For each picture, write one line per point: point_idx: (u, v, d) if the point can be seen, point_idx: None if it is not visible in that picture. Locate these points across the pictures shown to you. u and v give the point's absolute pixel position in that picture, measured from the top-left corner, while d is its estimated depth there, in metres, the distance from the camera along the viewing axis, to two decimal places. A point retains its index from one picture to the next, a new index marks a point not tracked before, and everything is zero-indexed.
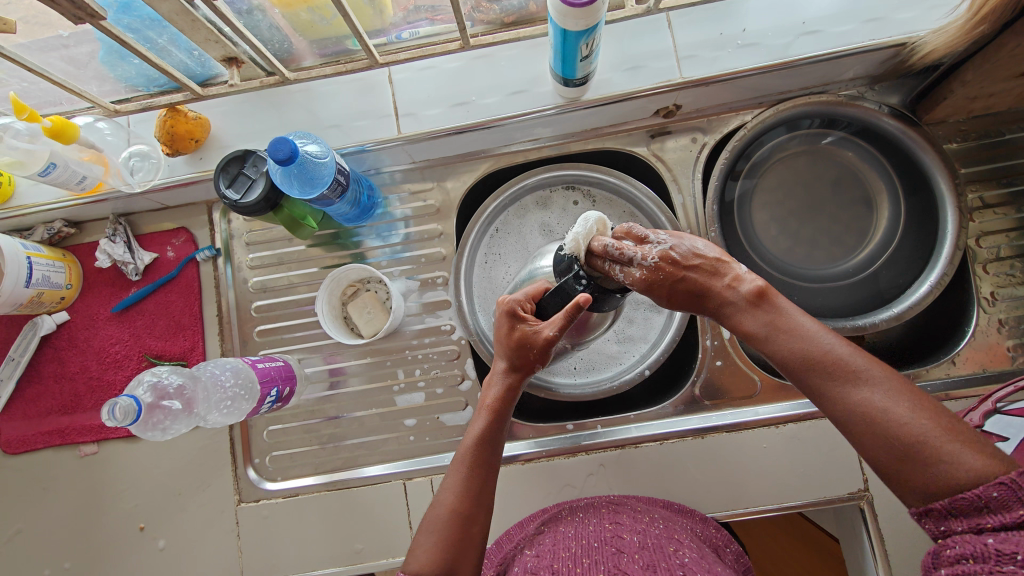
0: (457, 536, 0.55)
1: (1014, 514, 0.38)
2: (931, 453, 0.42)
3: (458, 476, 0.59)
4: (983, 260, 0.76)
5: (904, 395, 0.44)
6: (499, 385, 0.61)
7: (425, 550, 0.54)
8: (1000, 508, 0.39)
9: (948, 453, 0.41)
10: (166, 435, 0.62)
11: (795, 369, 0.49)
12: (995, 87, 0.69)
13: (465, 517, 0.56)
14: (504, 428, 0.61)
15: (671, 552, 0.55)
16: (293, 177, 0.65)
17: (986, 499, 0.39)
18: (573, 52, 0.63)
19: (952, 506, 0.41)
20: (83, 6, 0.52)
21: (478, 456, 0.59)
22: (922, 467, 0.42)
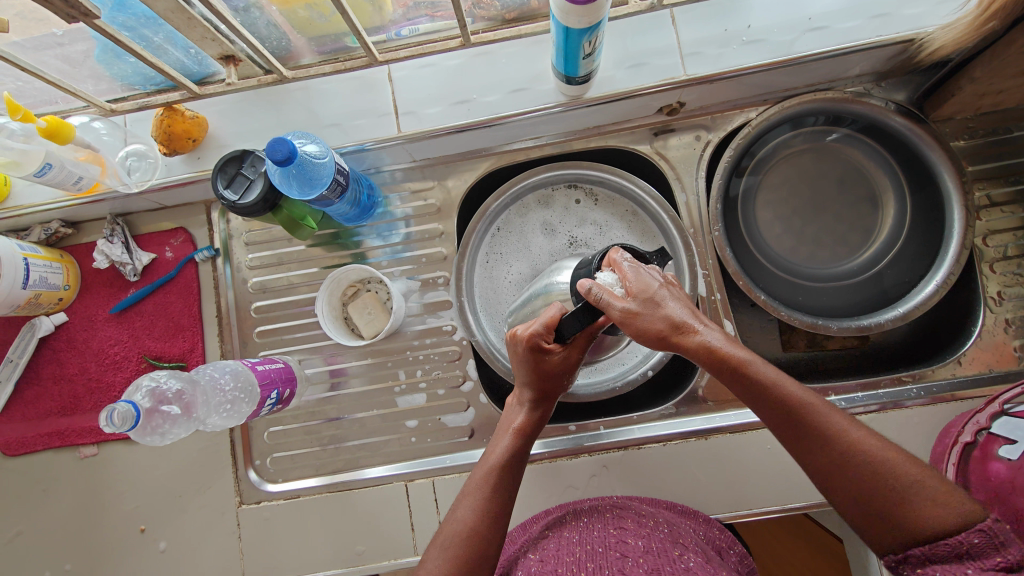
0: (475, 553, 0.54)
1: (993, 560, 0.41)
2: (914, 500, 0.46)
3: (477, 493, 0.58)
4: (989, 259, 0.75)
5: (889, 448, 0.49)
6: (523, 412, 0.63)
7: (440, 564, 0.54)
8: (980, 555, 0.42)
9: (930, 500, 0.45)
10: (165, 439, 0.61)
11: (794, 414, 0.50)
12: (1004, 84, 0.68)
13: (480, 530, 0.56)
14: (527, 452, 0.63)
15: (676, 556, 0.54)
16: (292, 178, 0.64)
17: (967, 545, 0.43)
18: (576, 49, 0.62)
19: (932, 552, 0.44)
20: (75, 4, 0.51)
21: (502, 476, 0.59)
22: (904, 514, 0.46)
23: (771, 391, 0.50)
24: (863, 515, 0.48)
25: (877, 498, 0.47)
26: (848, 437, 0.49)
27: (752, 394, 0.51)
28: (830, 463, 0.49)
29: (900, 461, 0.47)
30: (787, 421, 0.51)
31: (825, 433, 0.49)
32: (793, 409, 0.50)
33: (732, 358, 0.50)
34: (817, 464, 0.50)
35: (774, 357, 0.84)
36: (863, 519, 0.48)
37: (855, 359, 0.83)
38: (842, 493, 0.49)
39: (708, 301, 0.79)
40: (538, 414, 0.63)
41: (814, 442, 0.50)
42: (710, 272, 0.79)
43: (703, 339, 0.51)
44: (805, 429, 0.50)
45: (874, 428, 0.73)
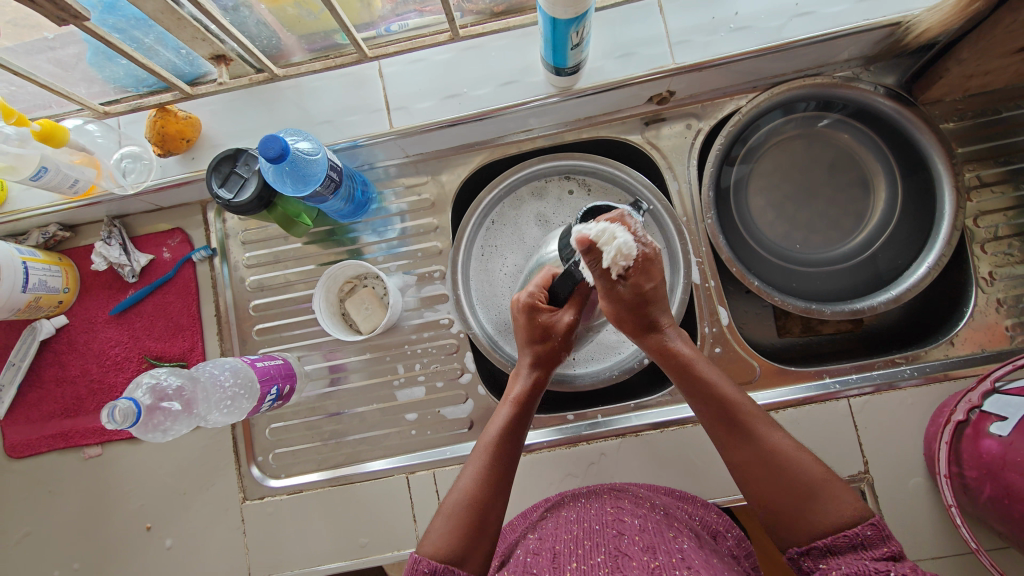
0: (474, 520, 0.56)
1: (882, 550, 0.47)
2: (818, 495, 0.52)
3: (477, 464, 0.60)
4: (981, 239, 0.76)
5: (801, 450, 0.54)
6: (524, 380, 0.64)
7: (441, 533, 0.55)
8: (872, 545, 0.48)
9: (833, 496, 0.51)
10: (167, 436, 0.63)
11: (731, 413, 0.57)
12: (992, 64, 0.68)
13: (480, 503, 0.57)
14: (528, 419, 0.63)
15: (671, 536, 0.55)
16: (285, 175, 0.65)
17: (861, 536, 0.48)
18: (564, 40, 0.62)
19: (832, 544, 0.49)
20: (66, 7, 0.52)
21: (501, 448, 0.60)
22: (810, 507, 0.51)
23: (713, 390, 0.58)
24: (773, 507, 0.53)
25: (788, 491, 0.53)
26: (769, 438, 0.55)
27: (692, 394, 0.60)
28: (750, 457, 0.55)
29: (810, 462, 0.53)
30: (720, 420, 0.58)
31: (751, 431, 0.56)
32: (725, 411, 0.57)
33: (684, 358, 0.60)
34: (738, 459, 0.56)
35: (769, 342, 0.85)
36: (771, 513, 0.54)
37: (849, 343, 0.84)
38: (755, 486, 0.54)
39: (702, 288, 0.79)
40: (537, 381, 0.64)
41: (740, 438, 0.56)
42: (704, 259, 0.80)
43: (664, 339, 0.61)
44: (733, 427, 0.57)
45: (868, 410, 0.73)
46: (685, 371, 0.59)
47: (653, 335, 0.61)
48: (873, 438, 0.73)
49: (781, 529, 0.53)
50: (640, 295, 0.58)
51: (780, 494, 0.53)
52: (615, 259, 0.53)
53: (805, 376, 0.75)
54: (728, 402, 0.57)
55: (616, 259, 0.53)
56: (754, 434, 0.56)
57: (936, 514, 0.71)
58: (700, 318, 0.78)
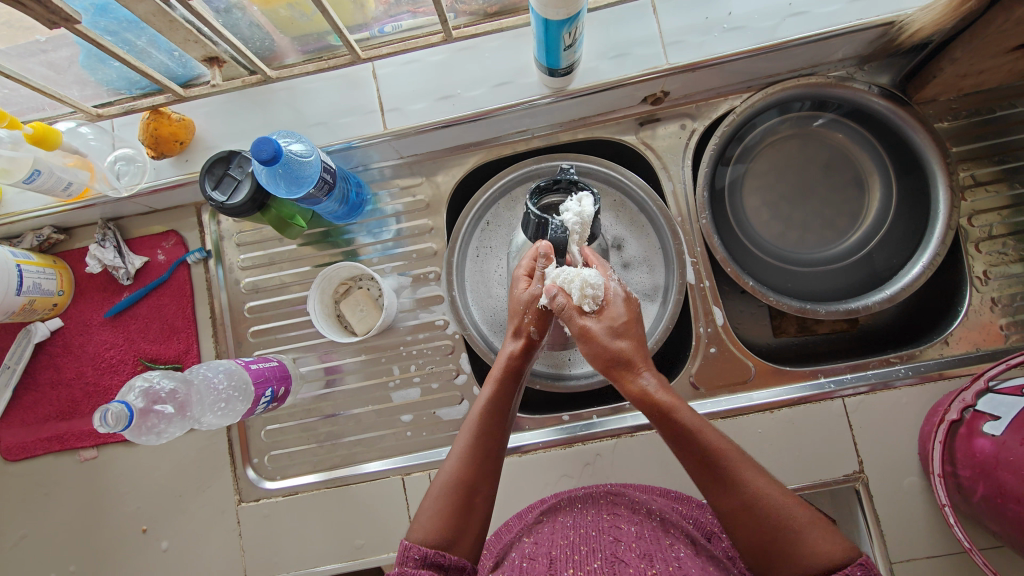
0: (457, 503, 0.56)
1: None
2: (808, 536, 0.51)
3: (462, 446, 0.60)
4: (975, 239, 0.76)
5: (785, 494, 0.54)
6: (506, 356, 0.63)
7: (429, 517, 0.56)
8: None
9: (820, 538, 0.51)
10: (160, 439, 0.63)
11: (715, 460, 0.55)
12: (985, 63, 0.68)
13: (466, 486, 0.57)
14: (512, 396, 0.63)
15: (667, 544, 0.56)
16: (279, 177, 0.65)
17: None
18: (557, 41, 0.62)
19: None
20: (56, 10, 0.52)
21: (485, 428, 0.60)
22: (800, 549, 0.50)
23: (695, 438, 0.55)
24: (761, 553, 0.52)
25: (774, 537, 0.52)
26: (754, 483, 0.54)
27: (674, 439, 0.57)
28: (737, 504, 0.53)
29: (797, 507, 0.53)
30: (702, 468, 0.55)
31: (734, 479, 0.54)
32: (709, 458, 0.55)
33: (664, 405, 0.56)
34: (726, 506, 0.54)
35: (764, 342, 0.85)
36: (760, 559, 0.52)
37: (844, 342, 0.84)
38: (744, 534, 0.53)
39: (697, 288, 0.79)
40: (520, 351, 0.63)
41: (723, 484, 0.54)
42: (699, 259, 0.79)
43: (641, 384, 0.58)
44: (716, 475, 0.55)
45: (863, 409, 0.73)
46: (666, 417, 0.56)
47: (629, 378, 0.58)
48: (868, 438, 0.73)
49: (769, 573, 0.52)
50: (614, 330, 0.60)
51: (769, 538, 0.52)
52: (581, 292, 0.60)
53: (801, 376, 0.75)
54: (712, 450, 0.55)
55: (580, 296, 0.60)
56: (736, 481, 0.54)
57: (931, 513, 0.71)
58: (695, 318, 0.78)
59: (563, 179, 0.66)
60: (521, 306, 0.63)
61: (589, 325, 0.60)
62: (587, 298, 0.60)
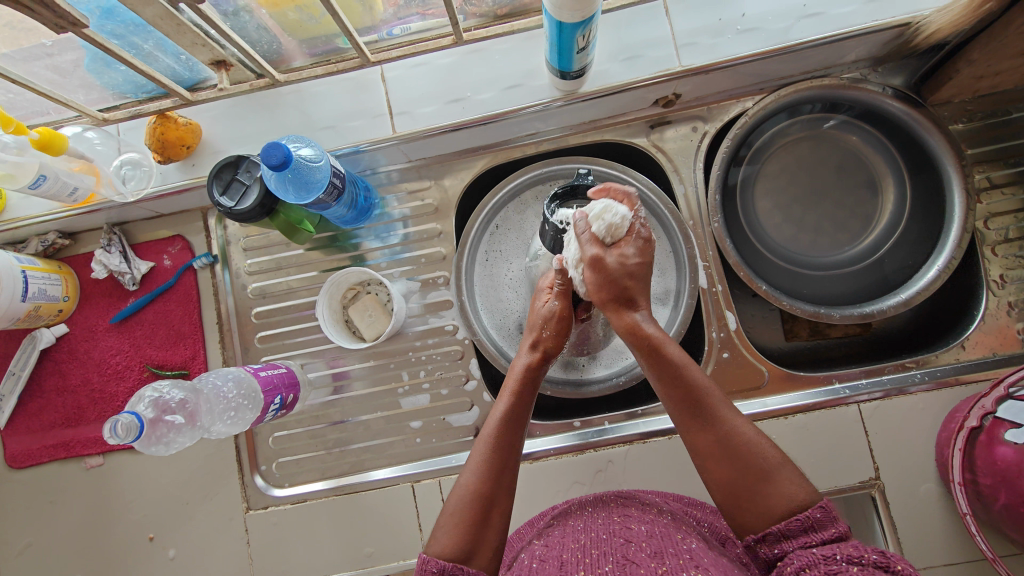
0: (476, 516, 0.55)
1: (830, 532, 0.48)
2: (774, 479, 0.52)
3: (478, 459, 0.58)
4: (991, 242, 0.75)
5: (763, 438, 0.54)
6: (522, 365, 0.63)
7: (447, 531, 0.55)
8: (822, 528, 0.49)
9: (786, 480, 0.52)
10: (170, 450, 0.61)
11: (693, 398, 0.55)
12: (1002, 65, 0.67)
13: (484, 500, 0.56)
14: (528, 407, 0.62)
15: (678, 539, 0.55)
16: (288, 183, 0.64)
17: (811, 519, 0.49)
18: (570, 44, 0.61)
19: (785, 529, 0.50)
20: (64, 15, 0.51)
21: (501, 441, 0.59)
22: (763, 491, 0.51)
23: (678, 375, 0.55)
24: (729, 490, 0.53)
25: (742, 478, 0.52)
26: (733, 423, 0.54)
27: (659, 373, 0.56)
28: (712, 442, 0.54)
29: (769, 448, 0.53)
30: (683, 404, 0.55)
31: (712, 415, 0.54)
32: (690, 394, 0.55)
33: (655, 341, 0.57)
34: (701, 444, 0.54)
35: (776, 347, 0.84)
36: (728, 495, 0.53)
37: (859, 346, 0.83)
38: (714, 471, 0.54)
39: (709, 293, 0.78)
40: (536, 364, 0.63)
41: (699, 419, 0.55)
42: (710, 263, 0.79)
43: (634, 319, 0.57)
44: (696, 412, 0.55)
45: (878, 415, 0.73)
46: (654, 351, 0.56)
47: (624, 313, 0.58)
48: (883, 444, 0.72)
49: (737, 509, 0.53)
50: (626, 269, 0.57)
51: (734, 477, 0.53)
52: (600, 213, 0.57)
53: (815, 381, 0.74)
54: (693, 386, 0.55)
55: (598, 219, 0.57)
56: (713, 418, 0.54)
57: (948, 521, 0.70)
58: (707, 323, 0.78)
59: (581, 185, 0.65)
60: (541, 319, 0.64)
61: (602, 256, 0.57)
62: (606, 222, 0.57)
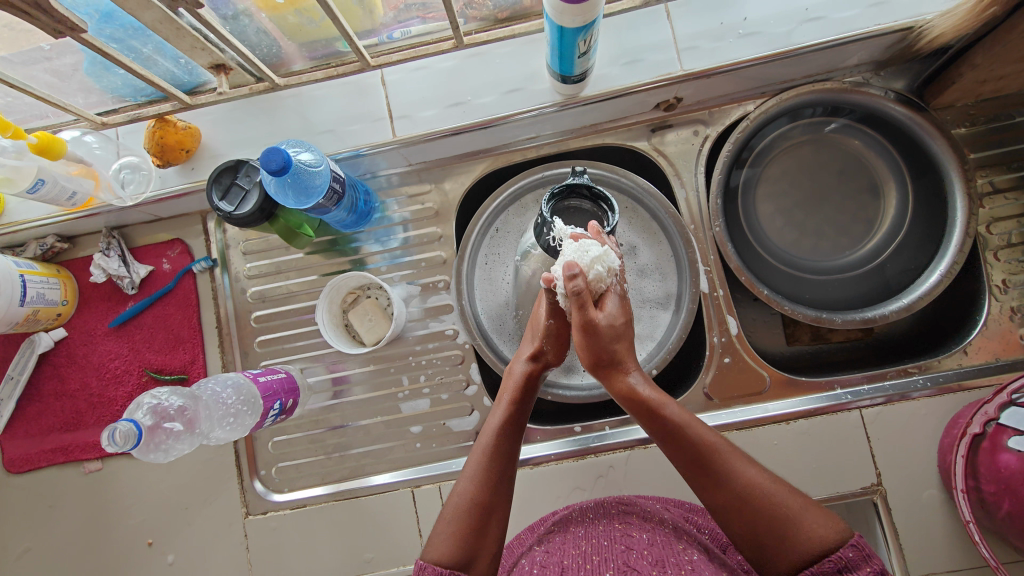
0: (473, 524, 0.55)
1: (866, 573, 0.46)
2: (799, 523, 0.50)
3: (475, 469, 0.58)
4: (994, 247, 0.75)
5: (781, 484, 0.53)
6: (520, 373, 0.64)
7: (444, 538, 0.54)
8: (857, 567, 0.47)
9: (810, 521, 0.50)
10: (169, 456, 0.62)
11: (701, 458, 0.54)
12: (1005, 69, 0.67)
13: (481, 507, 0.56)
14: (524, 413, 0.62)
15: (680, 548, 0.55)
16: (287, 187, 0.63)
17: (844, 560, 0.47)
18: (571, 49, 0.61)
19: (818, 573, 0.48)
20: (62, 20, 0.51)
21: (498, 449, 0.59)
22: (791, 538, 0.50)
23: (682, 435, 0.55)
24: (758, 547, 0.51)
25: (769, 531, 0.50)
26: (746, 475, 0.53)
27: (661, 434, 0.56)
28: (730, 498, 0.52)
29: (787, 493, 0.52)
30: (689, 461, 0.55)
31: (724, 470, 0.53)
32: (696, 450, 0.54)
33: (652, 400, 0.57)
34: (720, 501, 0.53)
35: (778, 351, 0.83)
36: (757, 548, 0.51)
37: (860, 351, 0.83)
38: (740, 529, 0.52)
39: (711, 298, 0.78)
40: (534, 371, 0.63)
41: (711, 476, 0.53)
42: (712, 268, 0.78)
43: (630, 382, 0.58)
44: (707, 469, 0.54)
45: (880, 421, 0.72)
46: (652, 411, 0.56)
47: (617, 377, 0.59)
48: (886, 450, 0.72)
49: (767, 561, 0.51)
50: (616, 329, 0.59)
51: (763, 532, 0.51)
52: (596, 258, 0.58)
53: (817, 387, 0.74)
54: (698, 443, 0.55)
55: (592, 263, 0.58)
56: (726, 473, 0.53)
57: (951, 528, 0.70)
58: (709, 327, 0.77)
59: (579, 185, 0.66)
60: (541, 333, 0.64)
61: (595, 320, 0.58)
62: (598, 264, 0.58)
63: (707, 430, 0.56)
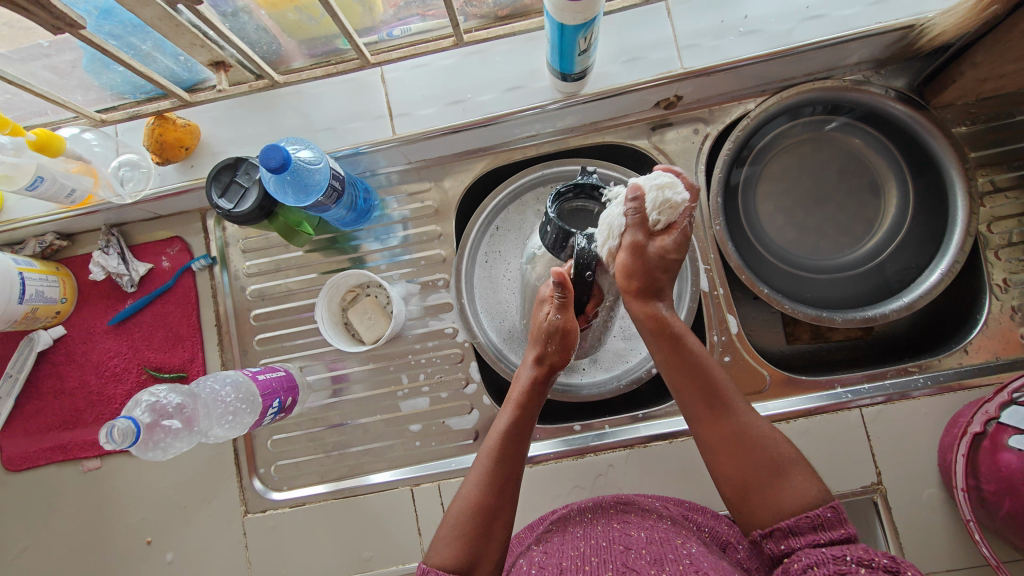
0: (477, 530, 0.55)
1: (840, 533, 0.49)
2: (789, 475, 0.53)
3: (481, 470, 0.58)
4: (994, 246, 0.75)
5: (776, 434, 0.56)
6: (526, 380, 0.63)
7: (448, 542, 0.54)
8: (832, 527, 0.49)
9: (797, 474, 0.54)
10: (167, 454, 0.61)
11: (711, 391, 0.58)
12: (1006, 68, 0.67)
13: (485, 513, 0.56)
14: (531, 421, 0.62)
15: (678, 544, 0.55)
16: (287, 185, 0.64)
17: (821, 519, 0.50)
18: (571, 46, 0.61)
19: (794, 525, 0.51)
20: (61, 16, 0.51)
21: (503, 455, 0.59)
22: (777, 484, 0.53)
23: (697, 368, 0.59)
24: (739, 486, 0.55)
25: (755, 471, 0.54)
26: (747, 417, 0.57)
27: (676, 362, 0.59)
28: (727, 432, 0.56)
29: (782, 442, 0.56)
30: (697, 393, 0.58)
31: (729, 407, 0.57)
32: (707, 385, 0.58)
33: (674, 331, 0.60)
34: (713, 436, 0.57)
35: (778, 350, 0.83)
36: (739, 488, 0.55)
37: (860, 350, 0.82)
38: (725, 464, 0.56)
39: (711, 296, 0.78)
40: (541, 377, 0.63)
41: (716, 412, 0.57)
42: (712, 266, 0.78)
43: (656, 308, 0.61)
44: (713, 403, 0.58)
45: (881, 420, 0.72)
46: (676, 341, 0.60)
47: (644, 302, 0.61)
48: (886, 449, 0.72)
49: (747, 505, 0.54)
50: (663, 260, 0.60)
51: (749, 470, 0.55)
52: (661, 189, 0.58)
53: (817, 386, 0.74)
54: (711, 378, 0.58)
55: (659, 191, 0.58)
56: (731, 410, 0.57)
57: (951, 527, 0.69)
58: (708, 326, 0.77)
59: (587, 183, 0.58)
60: (545, 334, 0.61)
61: (644, 245, 0.59)
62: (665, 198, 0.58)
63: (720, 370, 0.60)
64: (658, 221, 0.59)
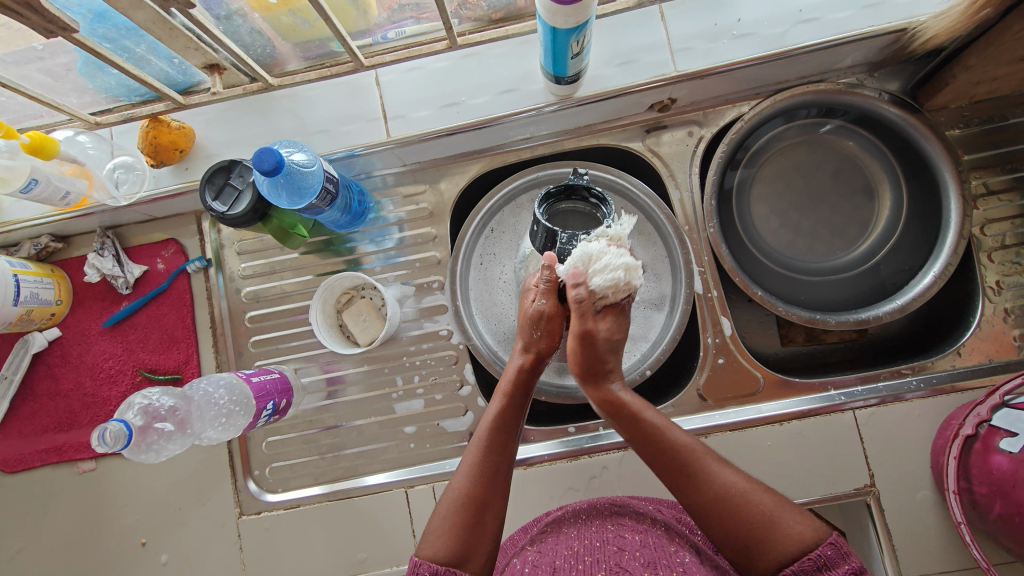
0: (468, 518, 0.55)
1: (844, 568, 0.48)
2: (779, 522, 0.52)
3: (472, 459, 0.59)
4: (988, 248, 0.75)
5: (758, 489, 0.55)
6: (515, 367, 0.63)
7: (440, 533, 0.54)
8: (835, 565, 0.49)
9: (788, 521, 0.52)
10: (160, 456, 0.62)
11: (679, 460, 0.57)
12: (999, 71, 0.67)
13: (476, 502, 0.56)
14: (521, 409, 0.62)
15: (672, 551, 0.55)
16: (280, 188, 0.64)
17: (823, 558, 0.49)
18: (563, 50, 0.61)
19: (799, 569, 0.49)
20: (53, 19, 0.51)
21: (493, 442, 0.59)
22: (773, 535, 0.52)
23: (660, 439, 0.58)
24: (739, 545, 0.53)
25: (748, 527, 0.52)
26: (721, 478, 0.56)
27: (638, 439, 0.59)
28: (708, 497, 0.55)
29: (764, 495, 0.54)
30: (668, 464, 0.58)
31: (699, 472, 0.56)
32: (674, 454, 0.57)
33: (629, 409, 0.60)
34: (697, 502, 0.55)
35: (772, 352, 0.83)
36: (737, 548, 0.53)
37: (854, 352, 0.83)
38: (721, 527, 0.54)
39: (705, 298, 0.78)
40: (529, 365, 0.62)
41: (691, 479, 0.56)
42: (706, 268, 0.78)
43: (610, 390, 0.61)
44: (683, 471, 0.57)
45: (874, 422, 0.72)
46: (636, 419, 0.59)
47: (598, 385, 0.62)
48: (879, 451, 0.72)
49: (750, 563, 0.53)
50: (610, 344, 0.61)
51: (742, 529, 0.53)
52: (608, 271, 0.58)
53: (811, 388, 0.74)
54: (675, 446, 0.58)
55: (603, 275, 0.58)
56: (705, 475, 0.56)
57: (943, 529, 0.70)
58: (702, 328, 0.77)
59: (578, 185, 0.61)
60: (530, 320, 0.63)
61: (591, 331, 0.59)
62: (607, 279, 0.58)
63: (683, 434, 0.59)
64: (602, 301, 0.60)
